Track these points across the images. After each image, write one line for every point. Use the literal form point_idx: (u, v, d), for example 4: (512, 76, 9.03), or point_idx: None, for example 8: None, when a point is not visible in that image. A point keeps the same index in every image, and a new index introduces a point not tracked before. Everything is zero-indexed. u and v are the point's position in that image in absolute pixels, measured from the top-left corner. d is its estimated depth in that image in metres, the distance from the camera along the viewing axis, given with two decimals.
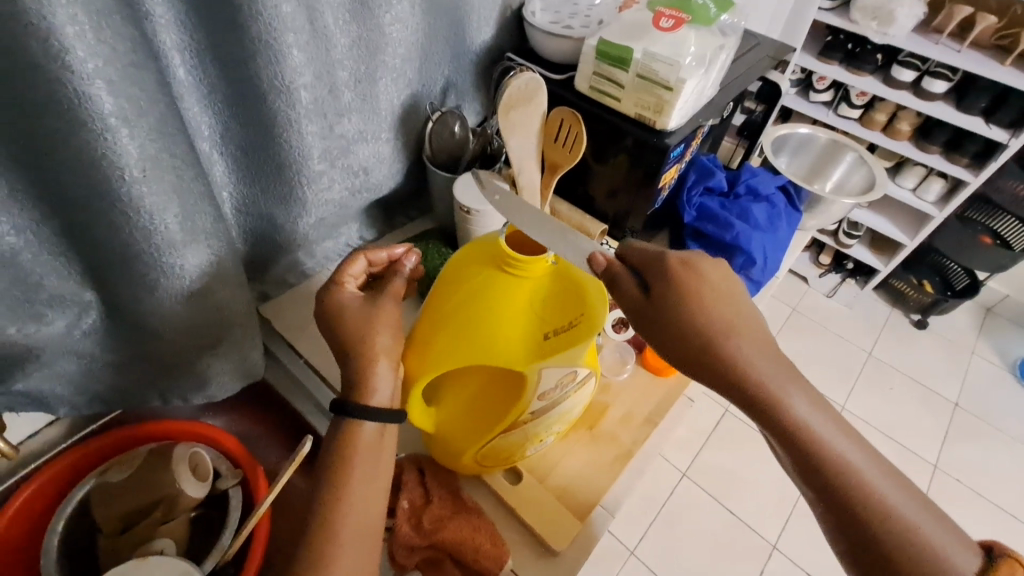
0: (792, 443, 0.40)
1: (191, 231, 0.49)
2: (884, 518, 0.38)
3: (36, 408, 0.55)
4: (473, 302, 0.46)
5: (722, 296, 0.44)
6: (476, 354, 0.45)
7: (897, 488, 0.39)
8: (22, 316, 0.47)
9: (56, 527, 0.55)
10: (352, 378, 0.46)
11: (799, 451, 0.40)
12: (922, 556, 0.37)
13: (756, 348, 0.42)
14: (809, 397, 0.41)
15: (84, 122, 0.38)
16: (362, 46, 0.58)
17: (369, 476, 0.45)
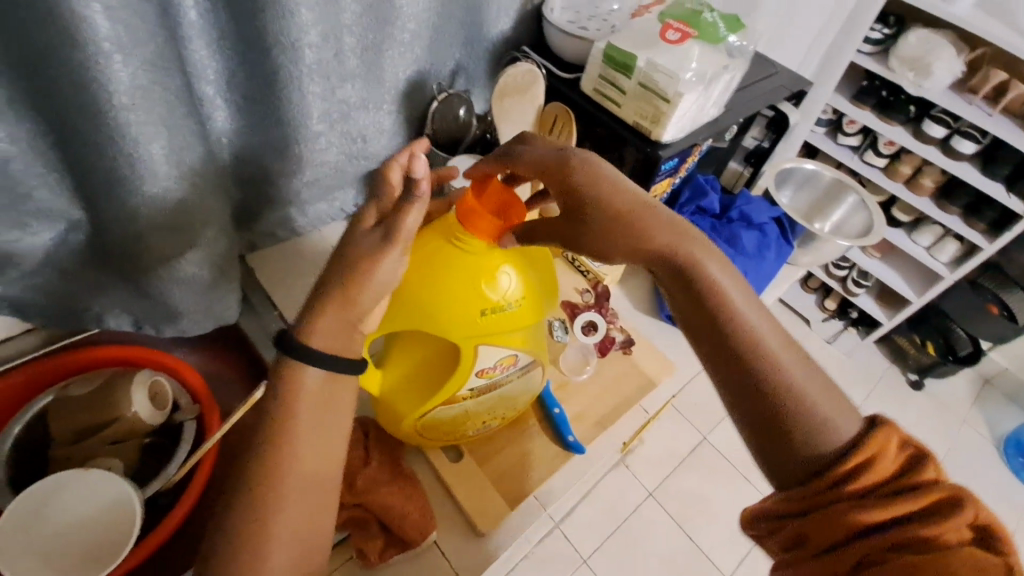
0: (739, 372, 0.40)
1: (177, 165, 0.51)
2: (829, 452, 0.38)
3: (10, 314, 0.58)
4: (428, 271, 0.47)
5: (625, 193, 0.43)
6: (430, 315, 0.47)
7: (801, 371, 0.40)
8: (8, 223, 0.51)
9: (11, 431, 0.57)
10: (308, 317, 0.43)
11: (754, 391, 0.39)
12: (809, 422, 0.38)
13: (724, 267, 0.42)
14: (772, 327, 0.41)
15: (78, 43, 0.39)
16: (371, 14, 0.60)
17: (312, 432, 0.43)
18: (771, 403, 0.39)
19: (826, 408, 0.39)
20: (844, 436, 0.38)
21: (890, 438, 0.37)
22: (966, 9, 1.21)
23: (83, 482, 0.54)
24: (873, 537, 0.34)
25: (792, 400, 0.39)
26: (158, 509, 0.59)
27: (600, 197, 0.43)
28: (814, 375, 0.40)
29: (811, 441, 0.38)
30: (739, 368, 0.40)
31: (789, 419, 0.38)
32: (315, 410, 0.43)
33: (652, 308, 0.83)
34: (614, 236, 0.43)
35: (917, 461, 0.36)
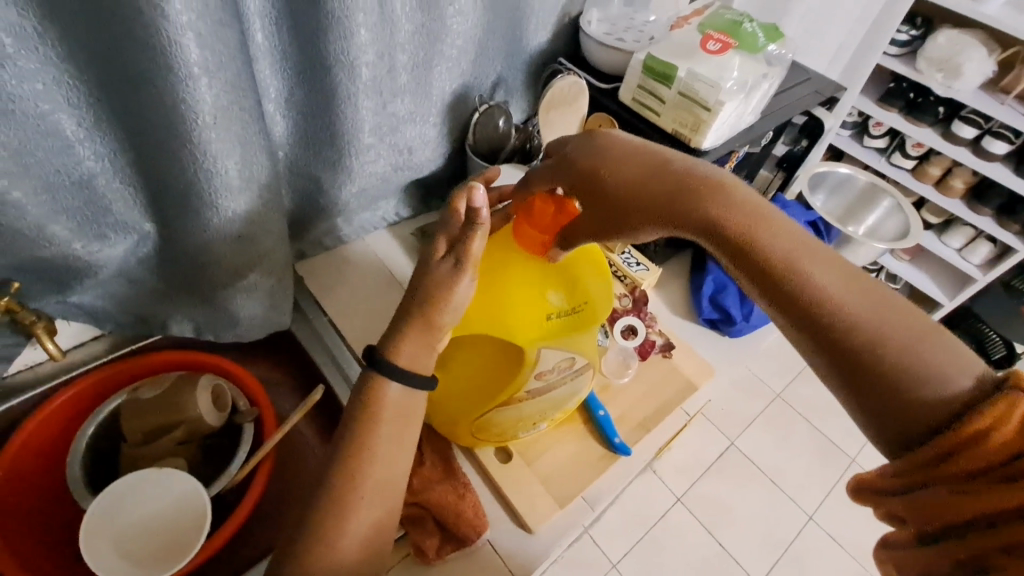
0: (809, 330, 0.39)
1: (248, 180, 0.54)
2: (937, 408, 0.35)
3: (85, 320, 0.61)
4: (496, 282, 0.49)
5: (630, 162, 0.45)
6: (497, 323, 0.49)
7: (887, 323, 0.38)
8: (89, 235, 0.54)
9: (87, 431, 0.61)
10: (390, 334, 0.47)
11: (835, 352, 0.38)
12: (905, 374, 0.37)
13: (777, 226, 0.42)
14: (839, 277, 0.40)
15: (171, 67, 0.42)
16: (423, 32, 0.62)
17: (381, 433, 0.45)
18: (859, 360, 0.38)
19: (918, 354, 0.37)
20: (946, 384, 0.36)
21: (1013, 411, 0.32)
22: (996, 8, 1.21)
23: (150, 485, 0.57)
24: (990, 529, 0.31)
25: (881, 352, 0.37)
26: (224, 506, 0.62)
27: (621, 178, 0.45)
28: (898, 320, 0.38)
29: (909, 397, 0.36)
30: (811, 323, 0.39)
31: (876, 375, 0.37)
32: (384, 409, 0.46)
33: (689, 312, 0.84)
34: (636, 206, 0.45)
35: None
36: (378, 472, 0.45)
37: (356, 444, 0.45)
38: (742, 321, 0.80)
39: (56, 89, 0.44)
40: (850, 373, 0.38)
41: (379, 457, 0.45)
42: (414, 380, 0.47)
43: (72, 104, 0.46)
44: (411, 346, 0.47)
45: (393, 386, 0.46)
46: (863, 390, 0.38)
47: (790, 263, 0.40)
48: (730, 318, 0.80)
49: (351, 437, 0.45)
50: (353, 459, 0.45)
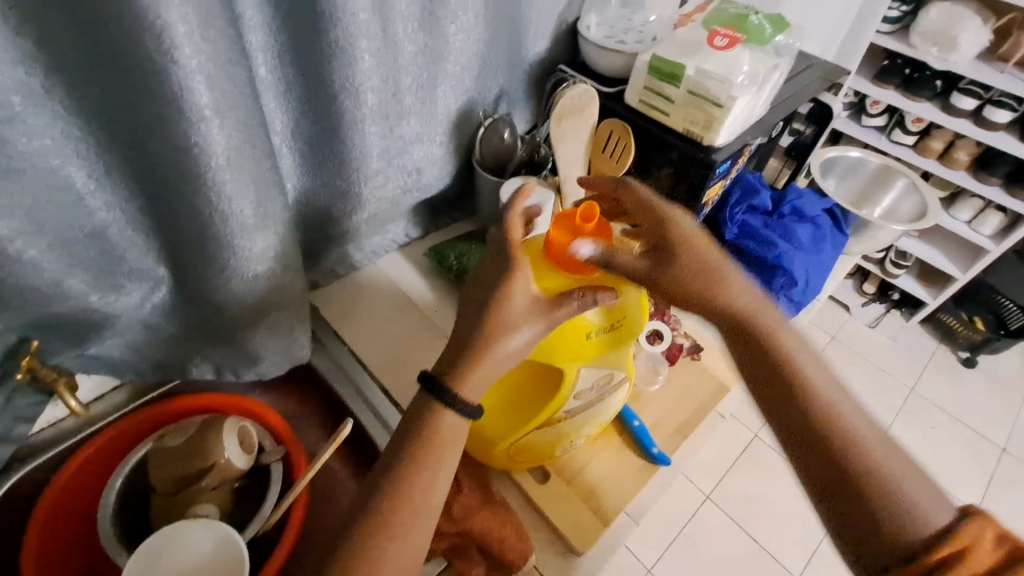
0: (791, 412, 0.44)
1: (263, 219, 0.53)
2: (918, 539, 0.38)
3: (105, 372, 0.60)
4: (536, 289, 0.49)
5: (687, 236, 0.49)
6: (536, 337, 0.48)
7: (860, 420, 0.43)
8: (104, 286, 0.53)
9: (114, 484, 0.60)
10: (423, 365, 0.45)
11: (818, 454, 0.42)
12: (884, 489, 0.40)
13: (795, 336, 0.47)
14: (824, 376, 0.45)
15: (181, 111, 0.41)
16: (426, 52, 0.62)
17: (422, 470, 0.44)
18: (831, 462, 0.41)
19: (899, 476, 0.40)
20: (931, 524, 0.38)
21: (983, 532, 0.37)
22: None
23: (183, 535, 0.55)
24: None
25: (869, 472, 0.40)
26: (260, 549, 0.60)
27: (682, 246, 0.49)
28: (903, 459, 0.41)
29: (897, 514, 0.39)
30: (795, 409, 0.44)
31: (850, 463, 0.41)
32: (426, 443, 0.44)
33: None
34: (699, 279, 0.48)
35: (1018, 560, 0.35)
36: (427, 510, 0.44)
37: (398, 481, 0.43)
38: None
39: (65, 143, 0.44)
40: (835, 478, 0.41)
41: (421, 494, 0.44)
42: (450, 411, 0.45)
43: (81, 156, 0.45)
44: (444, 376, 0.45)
45: (429, 419, 0.44)
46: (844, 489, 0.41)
47: (796, 363, 0.45)
48: None
49: (394, 476, 0.44)
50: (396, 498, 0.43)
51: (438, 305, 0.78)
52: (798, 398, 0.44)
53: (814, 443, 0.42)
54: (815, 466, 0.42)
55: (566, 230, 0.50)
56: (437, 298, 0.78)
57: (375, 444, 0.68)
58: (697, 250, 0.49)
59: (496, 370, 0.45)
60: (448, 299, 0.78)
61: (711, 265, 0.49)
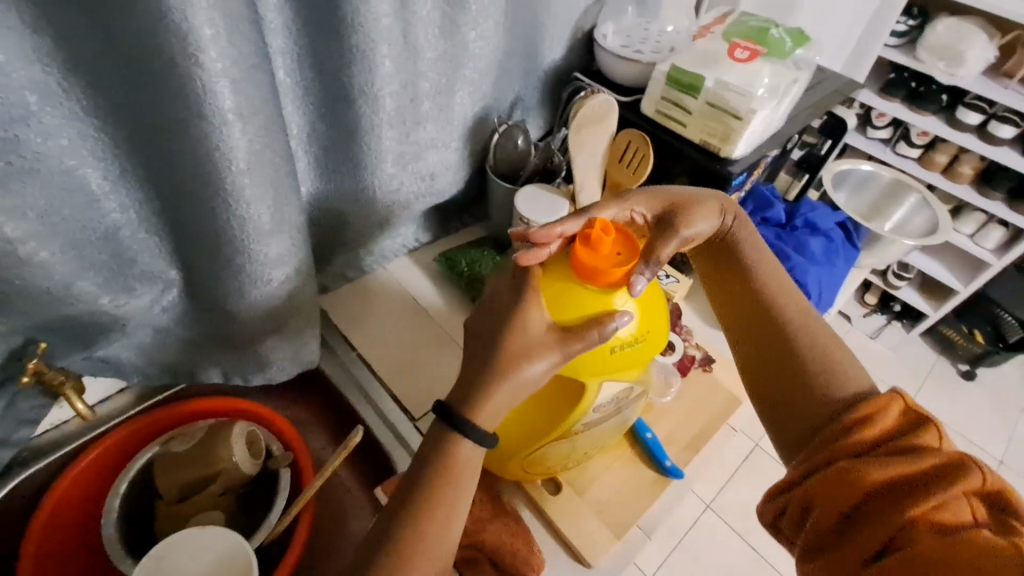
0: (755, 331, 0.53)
1: (280, 224, 0.52)
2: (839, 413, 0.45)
3: (112, 375, 0.59)
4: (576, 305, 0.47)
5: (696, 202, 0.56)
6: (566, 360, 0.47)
7: (812, 332, 0.51)
8: (115, 288, 0.52)
9: (119, 490, 0.58)
10: None
11: (775, 362, 0.51)
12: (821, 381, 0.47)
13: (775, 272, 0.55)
14: (790, 301, 0.53)
15: (205, 115, 0.41)
16: (445, 58, 0.61)
17: (441, 484, 0.43)
18: (781, 366, 0.50)
19: (829, 371, 0.48)
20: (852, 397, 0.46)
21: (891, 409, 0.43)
22: None
23: (191, 541, 0.54)
24: (880, 500, 0.38)
25: (816, 361, 0.49)
26: (268, 559, 0.59)
27: (681, 212, 0.55)
28: (834, 350, 0.50)
29: (831, 405, 0.46)
30: (764, 328, 0.53)
31: (796, 368, 0.49)
32: (444, 458, 0.44)
33: None
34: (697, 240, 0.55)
35: (926, 428, 0.41)
36: (446, 525, 0.43)
37: (415, 494, 0.43)
38: None
39: (81, 143, 0.43)
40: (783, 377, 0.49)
41: (438, 508, 0.43)
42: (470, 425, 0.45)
43: (96, 157, 0.44)
44: (464, 388, 0.45)
45: (449, 431, 0.44)
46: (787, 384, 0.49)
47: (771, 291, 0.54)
48: None
49: (412, 489, 0.43)
50: (415, 513, 0.42)
51: (449, 311, 0.77)
52: (765, 316, 0.53)
53: (770, 350, 0.51)
54: (768, 371, 0.51)
55: (589, 248, 0.47)
56: (448, 305, 0.78)
57: (384, 452, 0.67)
58: (689, 207, 0.55)
59: (519, 386, 0.44)
60: (459, 307, 0.78)
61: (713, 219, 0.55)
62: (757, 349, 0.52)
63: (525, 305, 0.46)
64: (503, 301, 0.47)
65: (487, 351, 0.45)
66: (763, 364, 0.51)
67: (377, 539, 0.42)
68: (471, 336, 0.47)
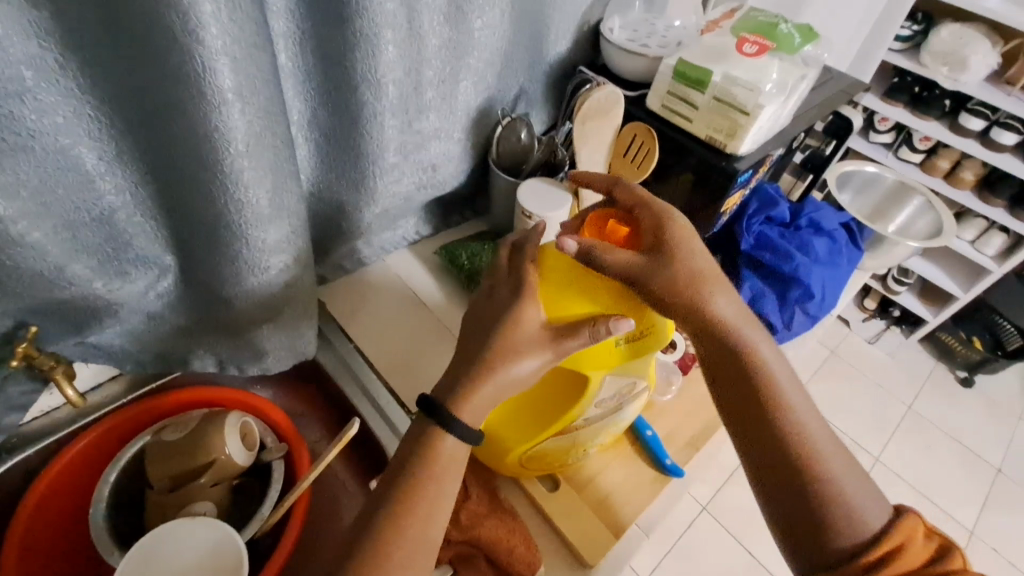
0: (765, 426, 0.45)
1: (278, 210, 0.51)
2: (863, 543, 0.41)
3: (104, 362, 0.58)
4: (570, 300, 0.46)
5: (689, 245, 0.46)
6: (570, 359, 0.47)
7: (827, 440, 0.45)
8: (108, 272, 0.51)
9: (109, 478, 0.57)
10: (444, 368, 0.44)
11: (782, 467, 0.44)
12: (837, 506, 0.42)
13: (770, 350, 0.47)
14: (796, 389, 0.47)
15: (203, 94, 0.40)
16: (450, 46, 0.60)
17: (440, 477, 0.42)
18: (790, 471, 0.44)
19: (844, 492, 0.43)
20: (871, 525, 0.42)
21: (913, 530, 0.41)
22: (999, 1, 1.21)
23: (187, 531, 0.53)
24: None
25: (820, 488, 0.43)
26: (260, 552, 0.58)
27: (684, 266, 0.45)
28: (846, 465, 0.45)
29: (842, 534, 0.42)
30: (778, 443, 0.45)
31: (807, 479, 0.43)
32: (443, 450, 0.43)
33: None
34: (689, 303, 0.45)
35: (946, 551, 0.41)
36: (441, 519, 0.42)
37: (413, 486, 0.42)
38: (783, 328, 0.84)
39: (76, 122, 0.42)
40: (792, 487, 0.44)
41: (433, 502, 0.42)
42: (468, 416, 0.44)
43: (93, 137, 0.43)
44: (465, 380, 0.44)
45: (449, 423, 0.43)
46: (796, 501, 0.43)
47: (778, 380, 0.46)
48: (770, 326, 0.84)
49: (409, 481, 0.42)
50: (413, 506, 0.42)
51: (449, 306, 0.76)
52: (780, 430, 0.45)
53: (779, 454, 0.44)
54: (777, 468, 0.44)
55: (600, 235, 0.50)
56: (447, 298, 0.77)
57: (381, 446, 0.66)
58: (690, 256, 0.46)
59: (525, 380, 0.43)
60: (458, 300, 0.77)
61: (714, 281, 0.46)
62: (761, 447, 0.45)
63: (528, 296, 0.45)
64: (506, 292, 0.46)
65: (489, 343, 0.44)
66: (769, 469, 0.45)
67: (372, 532, 0.41)
68: (472, 327, 0.46)
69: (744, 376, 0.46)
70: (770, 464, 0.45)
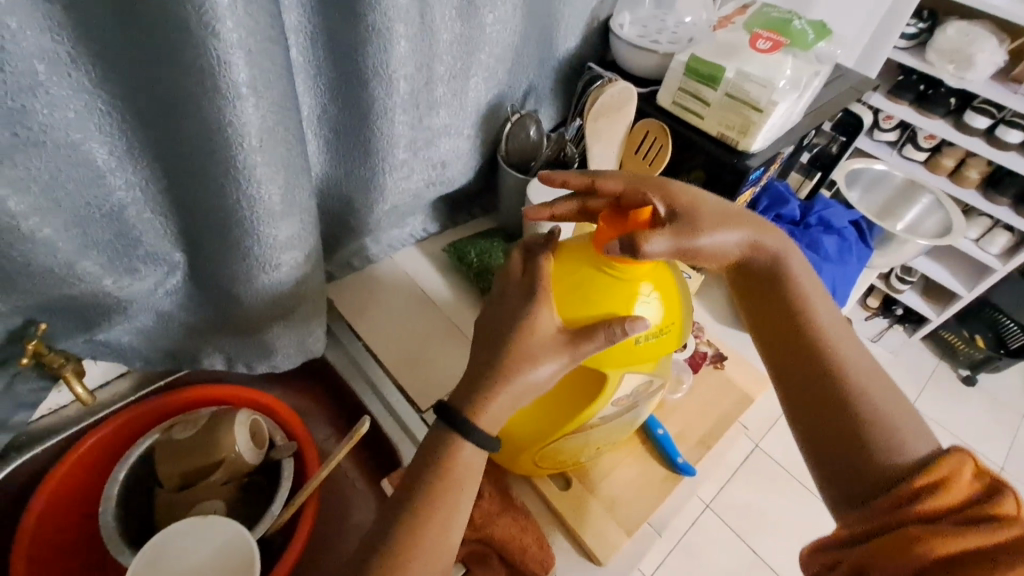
0: (807, 359, 0.48)
1: (290, 206, 0.51)
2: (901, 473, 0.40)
3: (113, 359, 0.58)
4: (587, 297, 0.45)
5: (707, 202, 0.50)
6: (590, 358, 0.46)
7: (872, 376, 0.46)
8: (118, 269, 0.51)
9: (118, 476, 0.57)
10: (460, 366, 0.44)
11: (824, 395, 0.46)
12: (878, 431, 0.43)
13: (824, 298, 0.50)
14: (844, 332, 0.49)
15: (217, 87, 0.39)
16: (462, 41, 0.60)
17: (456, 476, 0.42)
18: (830, 399, 0.45)
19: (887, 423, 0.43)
20: (915, 456, 0.41)
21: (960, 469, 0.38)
22: None
23: (199, 531, 0.53)
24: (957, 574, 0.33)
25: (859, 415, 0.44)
26: (271, 551, 0.58)
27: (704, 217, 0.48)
28: (894, 403, 0.45)
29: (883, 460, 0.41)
30: (818, 371, 0.47)
31: (849, 404, 0.45)
32: (459, 449, 0.42)
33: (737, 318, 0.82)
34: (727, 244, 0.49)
35: (996, 490, 0.36)
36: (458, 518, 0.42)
37: (430, 485, 0.42)
38: None
39: (88, 117, 0.41)
40: (831, 413, 0.45)
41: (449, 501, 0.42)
42: (484, 414, 0.43)
43: (104, 132, 0.43)
44: (482, 378, 0.44)
45: (465, 422, 0.43)
46: (834, 425, 0.45)
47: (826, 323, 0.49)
48: None
49: (426, 480, 0.42)
50: (430, 505, 0.41)
51: (458, 304, 0.75)
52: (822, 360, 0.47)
53: (820, 382, 0.46)
54: (815, 398, 0.46)
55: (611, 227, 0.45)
56: (456, 296, 0.76)
57: (390, 444, 0.65)
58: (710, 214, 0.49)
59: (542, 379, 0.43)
60: (467, 298, 0.76)
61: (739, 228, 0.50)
62: (802, 379, 0.48)
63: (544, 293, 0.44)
64: (522, 290, 0.46)
65: (506, 341, 0.43)
66: (811, 397, 0.47)
67: (388, 532, 0.41)
68: (488, 325, 0.45)
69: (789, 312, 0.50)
70: (810, 390, 0.47)
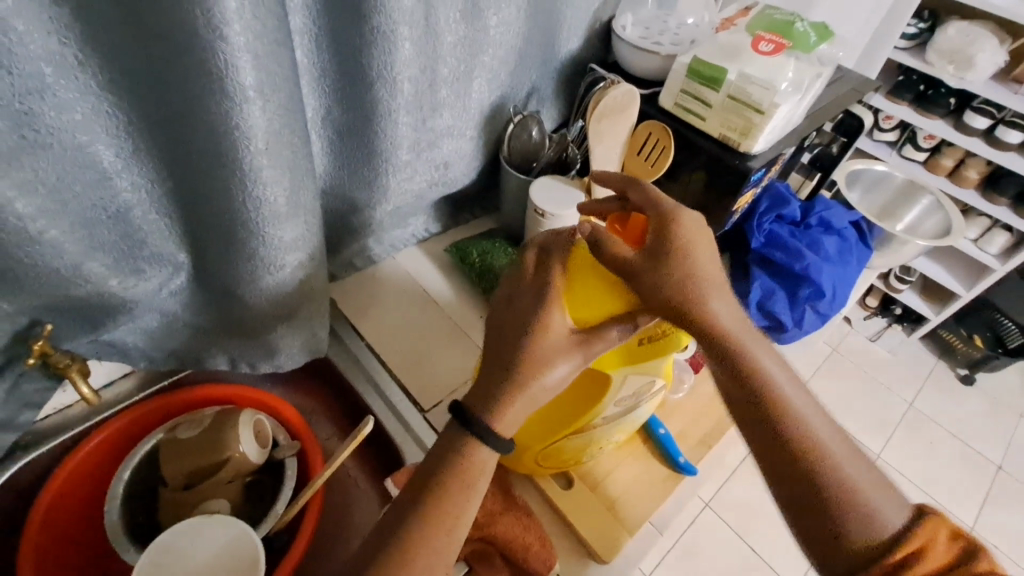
0: (768, 428, 0.43)
1: (294, 208, 0.51)
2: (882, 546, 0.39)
3: (118, 359, 0.58)
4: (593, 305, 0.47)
5: (684, 246, 0.45)
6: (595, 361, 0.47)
7: (833, 436, 0.43)
8: (124, 269, 0.51)
9: (123, 475, 0.57)
10: None
11: (792, 465, 0.42)
12: (854, 501, 0.41)
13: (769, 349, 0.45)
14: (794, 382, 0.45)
15: (225, 90, 0.40)
16: (465, 43, 0.60)
17: (460, 477, 0.42)
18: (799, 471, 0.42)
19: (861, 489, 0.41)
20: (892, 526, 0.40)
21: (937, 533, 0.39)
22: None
23: (202, 531, 0.53)
24: None
25: (834, 488, 0.41)
26: (275, 550, 0.58)
27: (689, 265, 0.45)
28: (852, 455, 0.43)
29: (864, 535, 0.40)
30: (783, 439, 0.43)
31: (821, 476, 0.42)
32: (463, 449, 0.43)
33: None
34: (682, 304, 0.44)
35: (972, 552, 0.38)
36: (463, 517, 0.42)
37: (435, 485, 0.42)
38: (794, 326, 0.84)
39: (95, 119, 0.41)
40: (804, 486, 0.42)
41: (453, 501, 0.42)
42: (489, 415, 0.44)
43: (110, 134, 0.43)
44: (486, 379, 0.44)
45: (469, 422, 0.43)
46: (808, 499, 0.42)
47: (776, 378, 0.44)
48: (780, 325, 0.84)
49: (431, 479, 0.43)
50: (434, 505, 0.42)
51: (460, 304, 0.76)
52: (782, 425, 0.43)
53: (785, 453, 0.43)
54: (780, 468, 0.43)
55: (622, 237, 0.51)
56: (458, 296, 0.77)
57: (393, 444, 0.66)
58: (696, 263, 0.45)
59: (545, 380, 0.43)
60: (469, 298, 0.77)
61: (700, 280, 0.44)
62: (767, 446, 0.44)
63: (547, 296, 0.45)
64: (525, 291, 0.46)
65: (510, 342, 0.44)
66: (780, 470, 0.43)
67: (393, 531, 0.41)
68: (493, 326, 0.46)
69: (741, 372, 0.45)
70: (778, 463, 0.43)
